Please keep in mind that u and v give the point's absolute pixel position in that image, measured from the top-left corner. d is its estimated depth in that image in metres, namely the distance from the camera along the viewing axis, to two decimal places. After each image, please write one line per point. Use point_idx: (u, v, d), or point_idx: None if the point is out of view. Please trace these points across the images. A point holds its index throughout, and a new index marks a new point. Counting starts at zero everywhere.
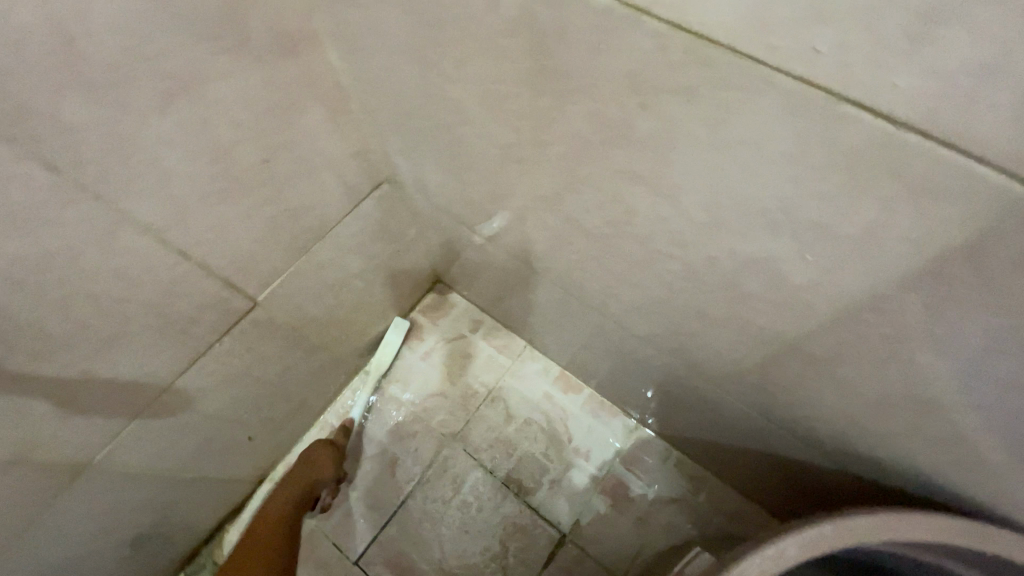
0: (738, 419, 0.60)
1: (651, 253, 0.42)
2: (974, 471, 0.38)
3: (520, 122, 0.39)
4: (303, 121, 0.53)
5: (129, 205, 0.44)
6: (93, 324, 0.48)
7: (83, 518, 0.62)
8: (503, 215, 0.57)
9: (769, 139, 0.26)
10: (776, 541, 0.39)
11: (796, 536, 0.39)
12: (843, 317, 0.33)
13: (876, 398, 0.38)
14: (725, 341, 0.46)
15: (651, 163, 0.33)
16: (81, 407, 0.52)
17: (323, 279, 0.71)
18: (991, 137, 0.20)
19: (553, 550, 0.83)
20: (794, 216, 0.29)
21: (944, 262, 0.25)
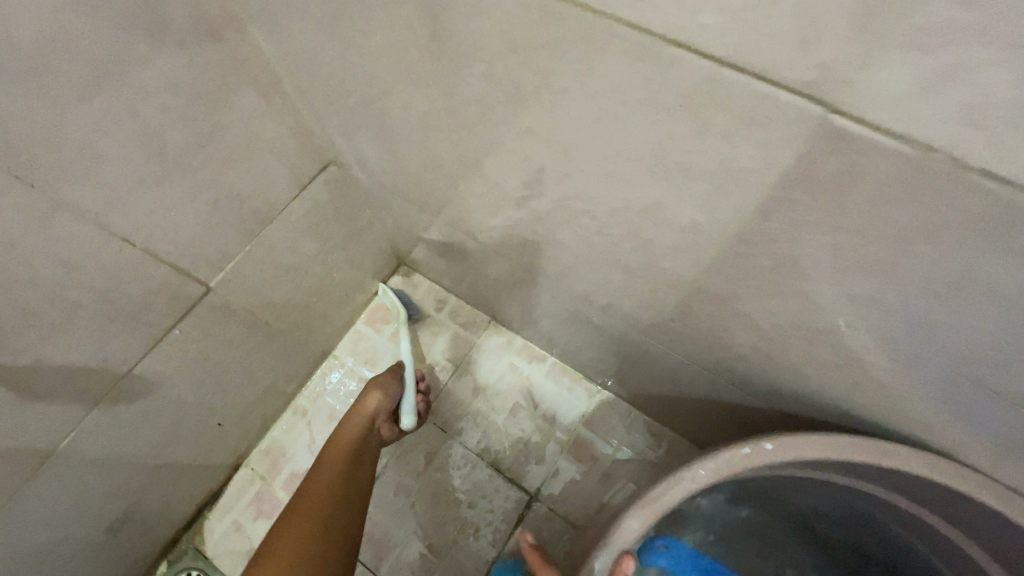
0: (676, 369, 0.63)
1: (565, 210, 0.45)
2: (865, 392, 0.42)
3: (431, 89, 0.41)
4: (234, 105, 0.54)
5: (63, 191, 0.45)
6: (41, 310, 0.49)
7: (54, 505, 0.64)
8: (441, 187, 0.59)
9: (623, 86, 0.28)
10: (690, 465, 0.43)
11: (708, 460, 0.43)
12: (724, 252, 0.36)
13: (770, 328, 0.42)
14: (646, 291, 0.49)
15: (543, 119, 0.35)
16: (39, 394, 0.54)
17: (277, 263, 0.73)
18: (781, 65, 0.22)
19: (523, 511, 0.86)
20: (661, 158, 0.31)
21: (784, 187, 0.28)
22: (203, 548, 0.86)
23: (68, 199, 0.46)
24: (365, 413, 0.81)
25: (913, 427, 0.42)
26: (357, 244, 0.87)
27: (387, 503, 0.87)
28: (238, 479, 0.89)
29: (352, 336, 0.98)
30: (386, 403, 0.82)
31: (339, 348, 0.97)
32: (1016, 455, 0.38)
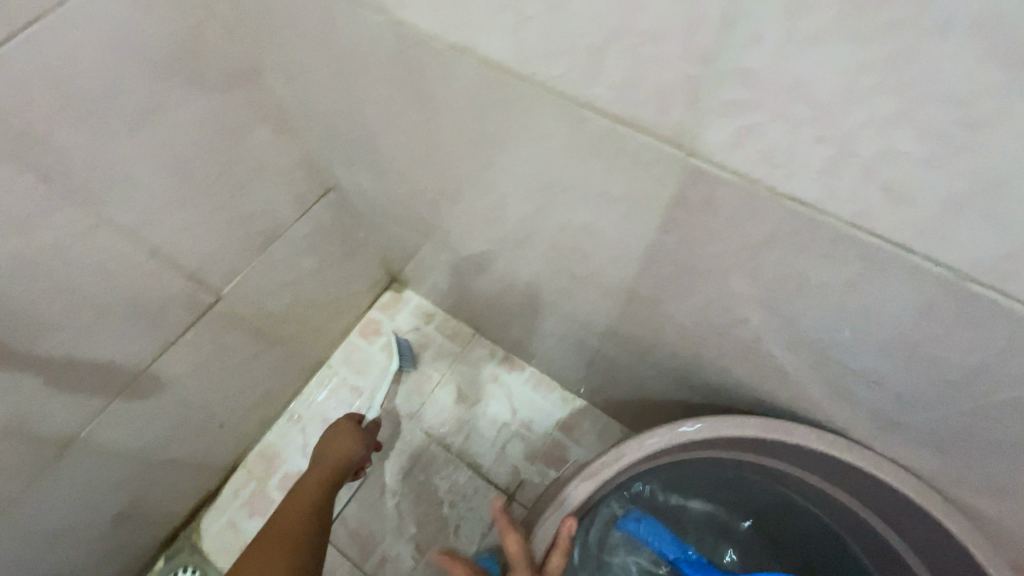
0: (632, 372, 0.71)
1: (525, 228, 0.54)
2: (770, 380, 0.50)
3: (415, 129, 0.51)
4: (250, 138, 0.64)
5: (106, 209, 0.54)
6: (78, 311, 0.57)
7: (70, 494, 0.69)
8: (425, 210, 0.68)
9: (555, 132, 0.38)
10: None
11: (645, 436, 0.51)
12: (645, 262, 0.45)
13: (692, 325, 0.50)
14: (596, 299, 0.58)
15: (501, 154, 0.45)
16: (69, 386, 0.61)
17: (280, 276, 0.82)
18: (653, 123, 0.32)
19: (501, 509, 0.93)
20: (588, 187, 0.41)
21: (674, 210, 0.37)
22: (200, 545, 0.92)
23: (109, 215, 0.54)
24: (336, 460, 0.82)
25: (812, 410, 0.50)
26: (352, 262, 0.96)
27: (374, 503, 0.93)
28: (234, 480, 0.96)
29: (345, 347, 1.06)
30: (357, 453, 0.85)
31: (333, 359, 1.05)
32: (886, 429, 0.46)
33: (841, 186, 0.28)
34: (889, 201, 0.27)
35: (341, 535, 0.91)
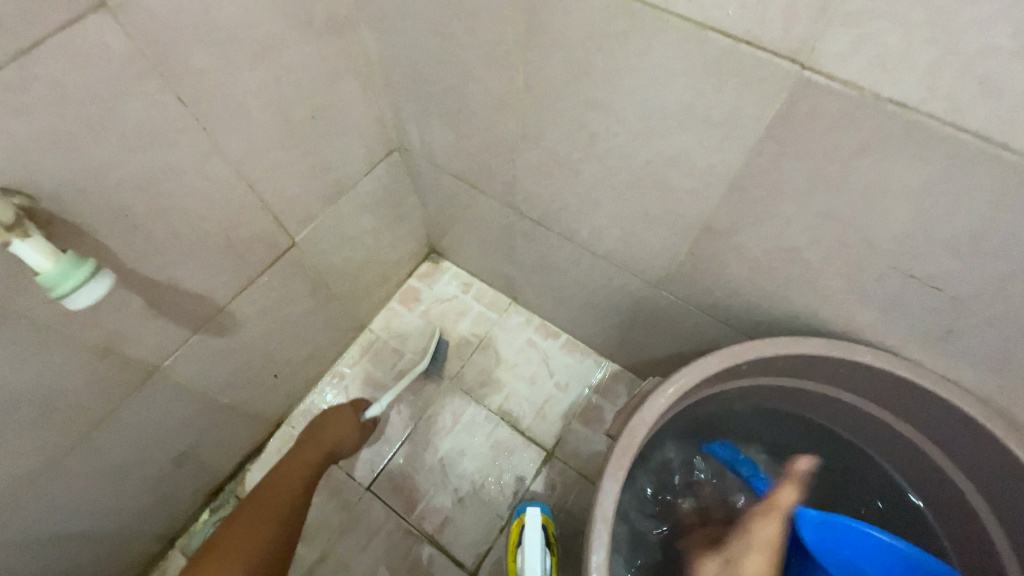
0: (680, 322, 0.76)
1: (605, 170, 0.59)
2: (829, 305, 0.56)
3: (514, 72, 0.56)
4: (340, 87, 0.68)
5: (221, 137, 0.58)
6: (182, 235, 0.60)
7: (144, 426, 0.71)
8: (495, 164, 0.72)
9: (670, 60, 0.44)
10: (704, 359, 0.56)
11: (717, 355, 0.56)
12: (730, 189, 0.51)
13: (760, 256, 0.56)
14: (663, 241, 0.63)
15: (603, 87, 0.50)
16: (163, 311, 0.63)
17: (342, 231, 0.86)
18: (774, 39, 0.38)
19: (540, 465, 0.96)
20: (692, 114, 0.47)
21: (772, 128, 0.43)
22: (244, 498, 0.94)
23: (222, 143, 0.58)
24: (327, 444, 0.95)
25: (867, 332, 0.56)
26: (400, 227, 1.00)
27: (417, 457, 0.97)
28: (279, 436, 0.98)
29: (386, 313, 1.10)
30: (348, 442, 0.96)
31: (374, 323, 1.09)
32: (935, 343, 0.52)
33: (940, 82, 0.34)
34: (982, 93, 0.34)
35: (386, 486, 0.95)
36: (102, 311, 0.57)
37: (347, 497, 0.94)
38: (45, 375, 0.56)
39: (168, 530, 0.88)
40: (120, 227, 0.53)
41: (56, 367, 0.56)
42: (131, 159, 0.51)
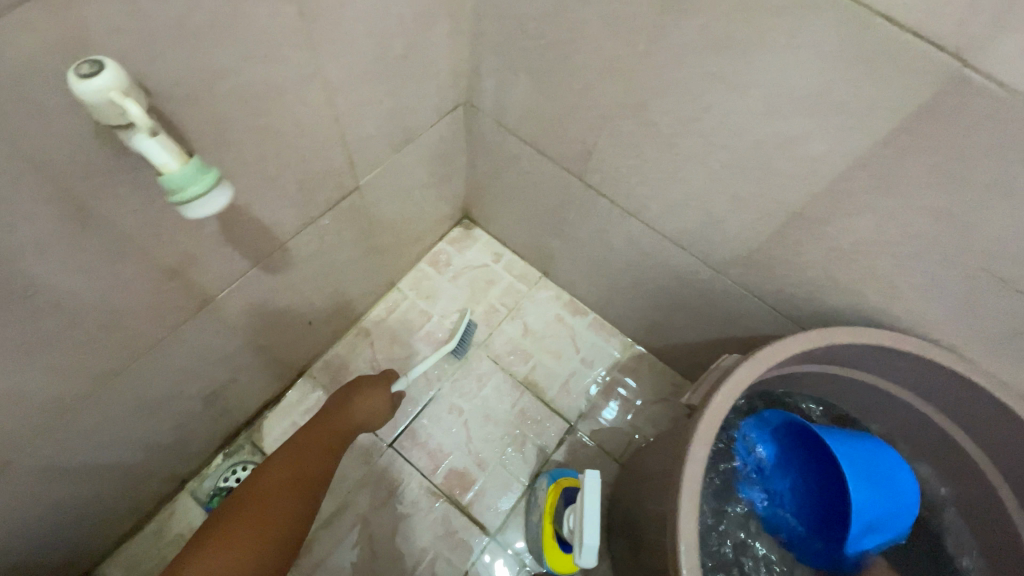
0: (730, 309, 0.78)
1: (707, 147, 0.60)
2: (900, 300, 0.59)
3: (637, 36, 0.55)
4: (436, 28, 0.66)
5: (325, 60, 0.55)
6: (266, 162, 0.57)
7: (186, 359, 0.68)
8: (576, 130, 0.71)
9: (823, 41, 0.45)
10: (780, 340, 0.59)
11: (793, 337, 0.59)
12: (841, 177, 0.53)
13: (848, 247, 0.58)
14: (745, 225, 0.65)
15: (736, 61, 0.51)
16: (233, 238, 0.60)
17: (397, 182, 0.83)
18: (941, 32, 0.40)
19: (563, 437, 0.98)
20: (826, 98, 0.48)
21: (910, 120, 0.46)
22: (261, 445, 0.92)
23: (325, 67, 0.55)
24: (352, 414, 0.86)
25: (931, 328, 0.60)
26: (445, 186, 0.98)
27: (441, 419, 0.98)
28: (300, 385, 0.97)
29: (414, 273, 1.08)
30: (374, 414, 0.88)
31: (403, 283, 1.07)
32: (998, 344, 0.56)
33: None
34: None
35: (409, 445, 0.95)
36: (181, 229, 0.53)
37: (369, 451, 0.94)
38: (115, 289, 0.52)
39: (182, 471, 0.85)
40: (218, 140, 0.50)
41: (126, 282, 0.53)
42: (245, 68, 0.48)
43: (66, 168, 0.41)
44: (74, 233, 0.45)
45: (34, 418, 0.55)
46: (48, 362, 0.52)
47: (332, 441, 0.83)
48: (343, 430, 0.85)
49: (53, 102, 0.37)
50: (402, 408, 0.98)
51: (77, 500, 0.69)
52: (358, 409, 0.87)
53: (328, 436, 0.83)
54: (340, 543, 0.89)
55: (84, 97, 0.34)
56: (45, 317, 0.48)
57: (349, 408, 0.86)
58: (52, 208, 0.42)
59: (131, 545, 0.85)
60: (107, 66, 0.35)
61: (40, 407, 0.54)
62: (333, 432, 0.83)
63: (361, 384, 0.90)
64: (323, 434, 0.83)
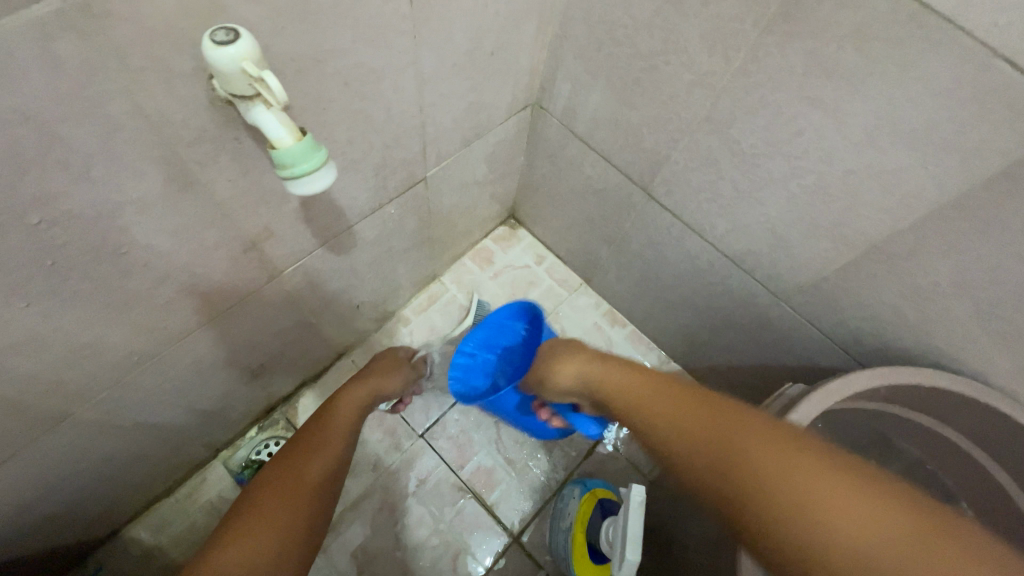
0: (785, 336, 0.77)
1: (790, 171, 0.59)
2: (973, 345, 0.59)
3: (736, 53, 0.55)
4: (525, 28, 0.66)
5: (423, 50, 0.55)
6: (353, 145, 0.57)
7: (243, 328, 0.69)
8: (651, 140, 0.71)
9: (938, 78, 0.45)
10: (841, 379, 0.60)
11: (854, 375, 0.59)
12: (931, 216, 0.52)
13: (926, 285, 0.58)
14: (819, 253, 0.64)
15: (840, 90, 0.50)
16: (310, 216, 0.61)
17: (460, 176, 0.83)
18: None
19: (593, 446, 0.97)
20: (932, 135, 0.48)
21: (1020, 166, 0.45)
22: (295, 421, 0.93)
23: (422, 57, 0.56)
24: (369, 385, 0.83)
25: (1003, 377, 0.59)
26: (500, 185, 0.98)
27: (472, 415, 0.98)
28: (337, 366, 0.97)
29: (457, 268, 1.08)
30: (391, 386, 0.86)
31: (445, 276, 1.08)
32: None
33: None
34: None
35: (440, 437, 0.96)
36: (267, 202, 0.54)
37: (400, 440, 0.95)
38: (199, 255, 0.53)
39: (218, 439, 0.86)
40: (318, 119, 0.51)
41: (210, 249, 0.53)
42: (354, 50, 0.48)
43: (182, 132, 0.41)
44: (174, 196, 0.46)
45: (104, 373, 0.56)
46: (126, 319, 0.52)
47: (355, 409, 0.80)
48: (363, 399, 0.81)
49: (184, 68, 0.38)
50: (435, 400, 0.98)
51: (124, 457, 0.71)
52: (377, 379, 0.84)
53: (348, 407, 0.79)
54: (365, 528, 0.89)
55: (221, 63, 0.34)
56: (133, 275, 0.49)
57: (365, 380, 0.83)
58: (163, 170, 0.43)
59: (162, 506, 0.86)
60: (244, 35, 0.35)
61: (111, 362, 0.55)
62: (354, 402, 0.80)
63: (371, 362, 0.90)
64: (344, 403, 0.79)
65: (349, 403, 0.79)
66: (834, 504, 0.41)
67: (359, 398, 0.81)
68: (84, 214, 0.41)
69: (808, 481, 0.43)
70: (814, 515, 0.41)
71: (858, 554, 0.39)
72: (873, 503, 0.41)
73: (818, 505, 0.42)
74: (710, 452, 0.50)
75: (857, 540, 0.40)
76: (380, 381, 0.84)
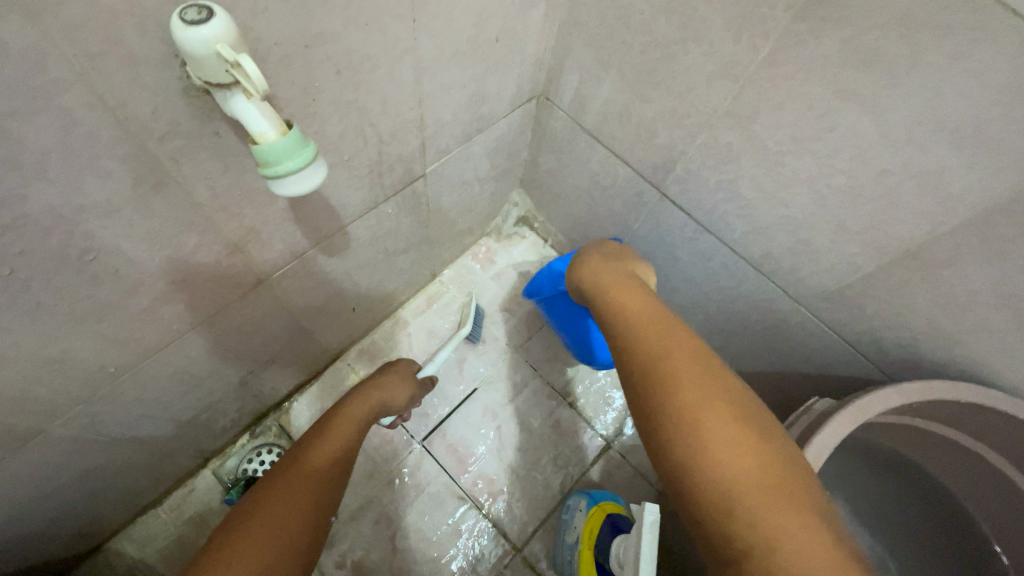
0: (803, 342, 0.73)
1: (818, 170, 0.55)
2: (1009, 357, 0.55)
3: (763, 41, 0.50)
4: (532, 13, 0.61)
5: (421, 38, 0.50)
6: (346, 139, 0.53)
7: (229, 335, 0.64)
8: (665, 135, 0.67)
9: (992, 70, 0.40)
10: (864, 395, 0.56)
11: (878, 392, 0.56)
12: (974, 221, 0.48)
13: (962, 294, 0.54)
14: (845, 257, 0.60)
15: (879, 83, 0.46)
16: (300, 216, 0.56)
17: (462, 172, 0.79)
18: None
19: (598, 454, 0.94)
20: (980, 133, 0.43)
21: None
22: (288, 428, 0.89)
23: (420, 44, 0.51)
24: (374, 397, 0.78)
25: None
26: (503, 180, 0.93)
27: (473, 420, 0.94)
28: (332, 371, 0.93)
29: (458, 267, 1.04)
30: (396, 398, 0.81)
31: (445, 275, 1.03)
32: None
33: None
34: None
35: (440, 445, 0.92)
36: (251, 202, 0.50)
37: (397, 448, 0.91)
38: (176, 259, 0.49)
39: (205, 448, 0.82)
40: (306, 111, 0.46)
41: (189, 253, 0.49)
42: (345, 36, 0.43)
43: (151, 126, 0.37)
44: (147, 198, 0.41)
45: (77, 387, 0.52)
46: (98, 330, 0.48)
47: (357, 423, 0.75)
48: (366, 412, 0.77)
49: (149, 53, 0.33)
50: (435, 406, 0.94)
51: (104, 472, 0.67)
52: (383, 391, 0.80)
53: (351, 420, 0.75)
54: (361, 540, 0.85)
55: (191, 46, 0.30)
56: (103, 284, 0.44)
57: (371, 391, 0.79)
58: (131, 168, 0.38)
59: (148, 518, 0.82)
60: (218, 13, 0.30)
61: (83, 376, 0.51)
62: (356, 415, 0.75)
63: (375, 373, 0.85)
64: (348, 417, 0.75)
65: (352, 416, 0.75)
66: (727, 446, 0.45)
67: (363, 411, 0.77)
68: (42, 219, 0.36)
69: (714, 419, 0.47)
70: (708, 446, 0.46)
71: (723, 491, 0.44)
72: (764, 463, 0.45)
73: (711, 441, 0.46)
74: (650, 369, 0.53)
75: (734, 480, 0.44)
76: (384, 394, 0.79)
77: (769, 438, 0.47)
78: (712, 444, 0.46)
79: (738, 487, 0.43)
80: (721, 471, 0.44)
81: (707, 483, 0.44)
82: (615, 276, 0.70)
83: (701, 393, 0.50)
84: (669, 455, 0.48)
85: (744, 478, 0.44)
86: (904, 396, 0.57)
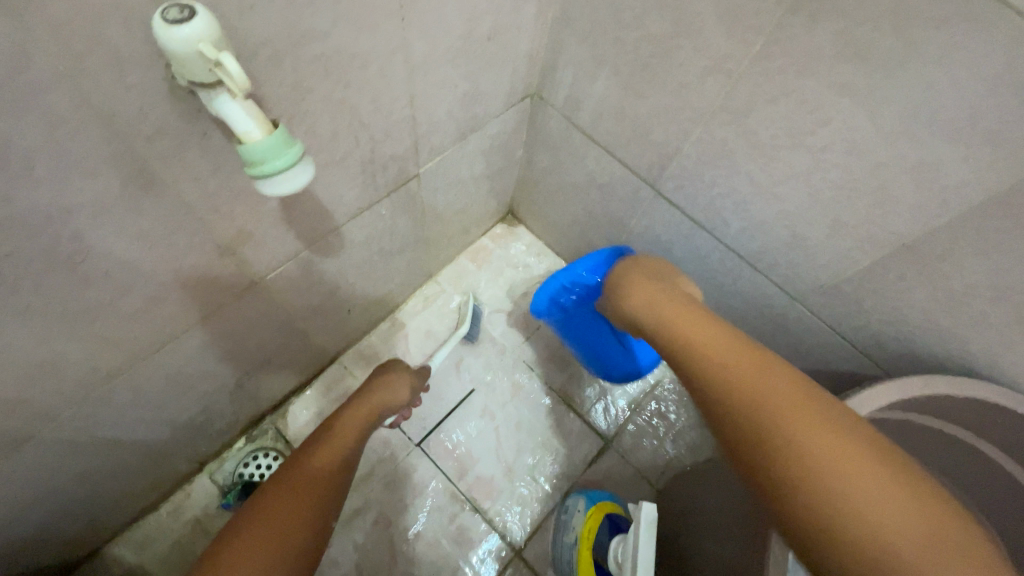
0: (801, 338, 0.73)
1: (813, 165, 0.55)
2: (1007, 351, 0.55)
3: (756, 35, 0.50)
4: (524, 11, 0.61)
5: (411, 37, 0.50)
6: (337, 138, 0.52)
7: (224, 337, 0.64)
8: (659, 132, 0.66)
9: (987, 60, 0.40)
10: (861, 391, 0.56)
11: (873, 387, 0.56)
12: (971, 215, 0.48)
13: (961, 288, 0.53)
14: (841, 252, 0.60)
15: (873, 76, 0.46)
16: (292, 216, 0.56)
17: (457, 172, 0.79)
18: None
19: (596, 454, 0.93)
20: (976, 125, 0.43)
21: None
22: (285, 431, 0.88)
23: (411, 42, 0.51)
24: (375, 398, 0.78)
25: None
26: (499, 179, 0.93)
27: (471, 421, 0.94)
28: (329, 373, 0.93)
29: (455, 267, 1.04)
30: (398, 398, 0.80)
31: (442, 275, 1.03)
32: None
33: None
34: None
35: (437, 446, 0.91)
36: (243, 202, 0.49)
37: (395, 449, 0.91)
38: (167, 260, 0.48)
39: (202, 451, 0.82)
40: (296, 111, 0.46)
41: (181, 254, 0.49)
42: (334, 33, 0.43)
43: (139, 126, 0.37)
44: (135, 199, 0.41)
45: (69, 390, 0.51)
46: (90, 333, 0.48)
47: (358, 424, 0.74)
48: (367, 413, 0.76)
49: (135, 52, 0.33)
50: (432, 407, 0.94)
51: (100, 476, 0.66)
52: (383, 391, 0.79)
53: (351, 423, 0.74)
54: (359, 543, 0.85)
55: (173, 46, 0.30)
56: (93, 286, 0.44)
57: (371, 393, 0.78)
58: (119, 169, 0.38)
59: (145, 522, 0.82)
60: (199, 12, 0.30)
61: (76, 379, 0.51)
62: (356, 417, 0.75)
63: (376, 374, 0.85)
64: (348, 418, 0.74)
65: (353, 418, 0.74)
66: (860, 485, 0.42)
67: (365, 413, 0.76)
68: (29, 220, 0.36)
69: (854, 463, 0.44)
70: (850, 489, 0.42)
71: (868, 535, 0.40)
72: (892, 492, 0.42)
73: (836, 482, 0.43)
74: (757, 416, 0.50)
75: (883, 517, 0.41)
76: (387, 392, 0.79)
77: (870, 448, 0.45)
78: (850, 481, 0.43)
79: (884, 526, 0.40)
80: (875, 514, 0.41)
81: (846, 529, 0.41)
82: (671, 306, 0.68)
83: (790, 419, 0.48)
84: (794, 506, 0.44)
85: (893, 513, 0.41)
86: (901, 391, 0.56)
